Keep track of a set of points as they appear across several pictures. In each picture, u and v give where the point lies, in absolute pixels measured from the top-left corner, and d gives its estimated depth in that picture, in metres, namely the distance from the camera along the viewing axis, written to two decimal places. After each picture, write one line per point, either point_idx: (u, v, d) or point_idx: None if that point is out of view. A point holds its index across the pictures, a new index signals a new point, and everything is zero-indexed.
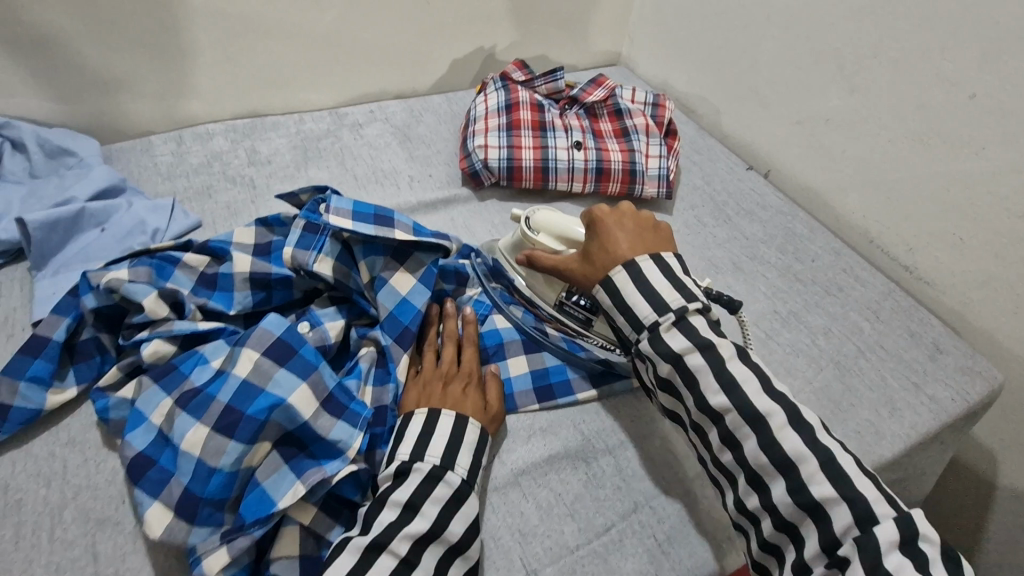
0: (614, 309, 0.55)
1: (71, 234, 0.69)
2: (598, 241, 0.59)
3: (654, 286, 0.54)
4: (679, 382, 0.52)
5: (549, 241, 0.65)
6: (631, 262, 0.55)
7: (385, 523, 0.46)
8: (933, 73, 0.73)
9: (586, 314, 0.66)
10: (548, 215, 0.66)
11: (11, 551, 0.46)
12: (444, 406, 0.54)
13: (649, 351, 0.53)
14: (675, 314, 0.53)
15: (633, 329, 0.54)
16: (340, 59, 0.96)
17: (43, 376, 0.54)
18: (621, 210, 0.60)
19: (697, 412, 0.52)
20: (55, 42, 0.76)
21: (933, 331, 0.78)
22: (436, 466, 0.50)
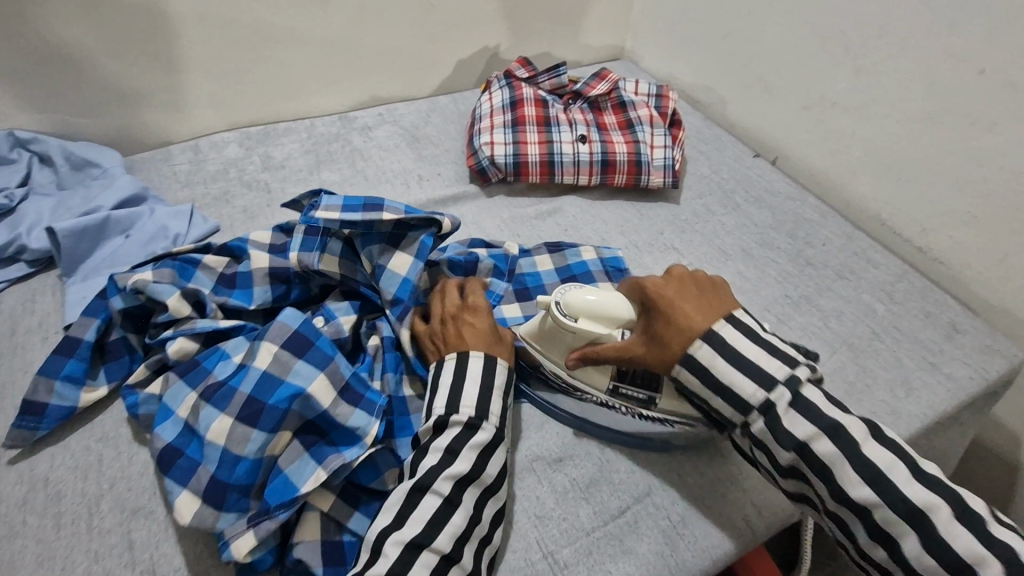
0: (707, 390, 0.50)
1: (98, 241, 0.72)
2: (662, 314, 0.52)
3: (748, 355, 0.49)
4: (808, 471, 0.47)
5: (592, 325, 0.55)
6: (711, 331, 0.50)
7: (427, 468, 0.49)
8: (940, 50, 0.73)
9: (647, 394, 0.58)
10: (579, 293, 0.55)
11: (53, 538, 0.50)
12: (467, 347, 0.56)
13: (770, 439, 0.48)
14: (786, 388, 0.48)
15: (739, 412, 0.49)
16: (349, 64, 0.98)
17: (78, 375, 0.57)
18: (674, 275, 0.55)
19: (835, 504, 0.46)
20: (78, 58, 0.79)
21: (949, 311, 0.77)
22: (472, 414, 0.52)
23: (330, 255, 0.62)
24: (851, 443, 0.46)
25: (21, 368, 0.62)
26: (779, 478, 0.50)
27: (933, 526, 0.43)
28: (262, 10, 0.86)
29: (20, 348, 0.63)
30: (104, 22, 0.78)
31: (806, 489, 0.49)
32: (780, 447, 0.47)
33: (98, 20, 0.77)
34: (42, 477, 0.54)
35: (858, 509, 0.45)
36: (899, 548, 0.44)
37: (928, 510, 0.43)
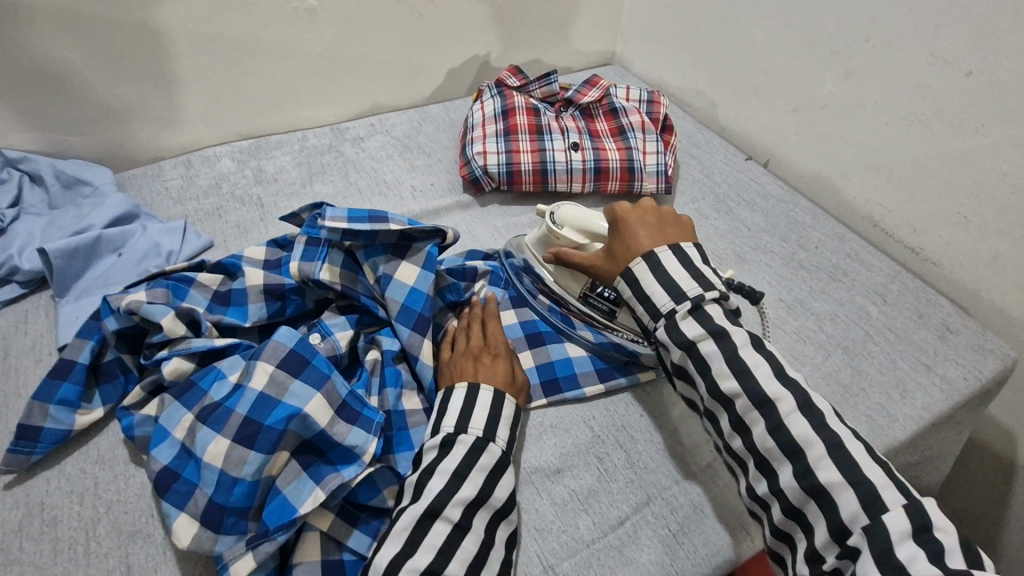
0: (635, 300, 0.57)
1: (90, 260, 0.72)
2: (619, 234, 0.61)
3: (673, 276, 0.55)
4: (691, 367, 0.54)
5: (572, 235, 0.67)
6: (651, 254, 0.57)
7: (434, 491, 0.50)
8: (928, 53, 0.73)
9: (610, 306, 0.67)
10: (572, 210, 0.69)
11: (51, 564, 0.50)
12: (478, 380, 0.57)
13: (667, 338, 0.55)
14: (691, 302, 0.54)
15: (651, 317, 0.56)
16: (340, 75, 0.98)
17: (72, 399, 0.57)
18: (641, 205, 0.62)
19: (709, 397, 0.54)
20: (66, 76, 0.79)
21: (942, 311, 0.78)
22: (479, 438, 0.53)
23: (332, 266, 0.63)
24: (729, 347, 0.52)
25: (14, 392, 0.61)
26: (675, 380, 0.57)
27: (777, 416, 0.50)
28: (251, 23, 0.86)
29: (13, 371, 0.63)
30: (90, 39, 0.77)
31: (692, 392, 0.56)
32: (672, 344, 0.54)
33: (85, 38, 0.77)
34: (38, 502, 0.53)
35: (724, 400, 0.52)
36: (752, 437, 0.51)
37: (776, 402, 0.50)
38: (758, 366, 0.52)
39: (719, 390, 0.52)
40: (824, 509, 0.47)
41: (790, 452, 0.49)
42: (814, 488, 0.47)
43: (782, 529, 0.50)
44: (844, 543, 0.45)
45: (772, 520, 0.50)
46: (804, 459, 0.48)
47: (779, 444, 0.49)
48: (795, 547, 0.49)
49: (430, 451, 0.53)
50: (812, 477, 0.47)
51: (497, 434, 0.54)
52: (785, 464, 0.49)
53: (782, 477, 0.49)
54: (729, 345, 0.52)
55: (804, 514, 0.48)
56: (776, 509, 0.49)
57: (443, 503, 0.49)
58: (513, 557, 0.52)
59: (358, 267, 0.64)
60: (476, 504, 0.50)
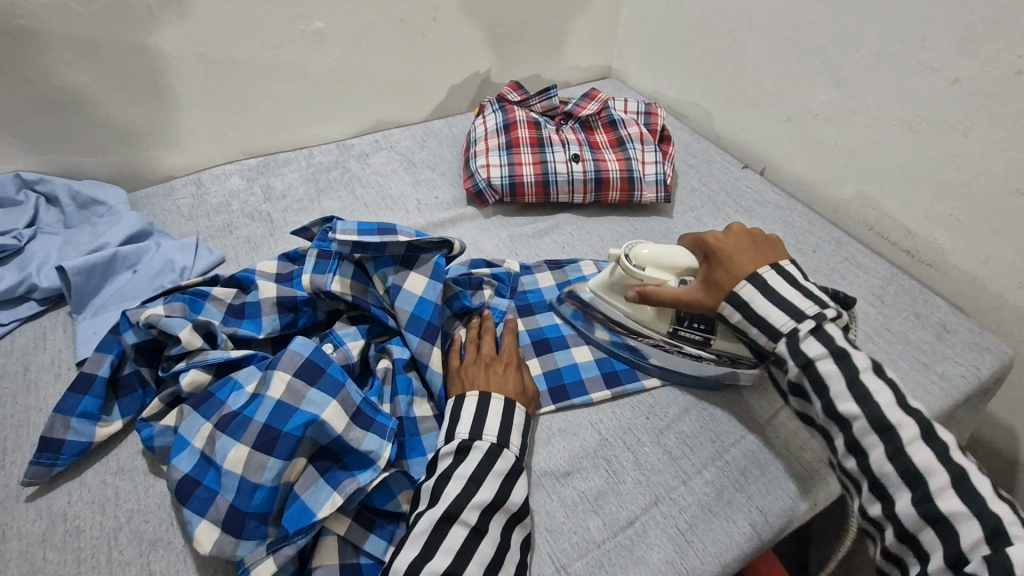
0: (745, 322, 0.58)
1: (106, 277, 0.74)
2: (720, 263, 0.60)
3: (786, 297, 0.56)
4: (809, 386, 0.55)
5: (658, 275, 0.63)
6: (756, 274, 0.58)
7: (452, 496, 0.51)
8: (915, 62, 0.76)
9: (703, 334, 0.66)
10: (651, 249, 0.63)
11: (75, 573, 0.51)
12: (490, 388, 0.58)
13: (786, 356, 0.56)
14: (812, 321, 0.55)
15: (769, 340, 0.57)
16: (345, 94, 1.01)
17: (93, 411, 0.58)
18: (732, 231, 0.62)
19: (825, 417, 0.55)
20: (81, 100, 0.81)
21: (939, 311, 0.80)
22: (494, 444, 0.55)
23: (343, 278, 0.64)
24: (851, 369, 0.54)
25: (35, 407, 0.63)
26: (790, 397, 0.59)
27: (898, 442, 0.51)
28: (260, 45, 0.88)
29: (34, 386, 0.65)
30: (106, 64, 0.80)
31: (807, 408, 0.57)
32: (791, 364, 0.56)
33: (101, 63, 0.80)
34: (60, 512, 0.54)
35: (841, 421, 0.54)
36: (869, 460, 0.53)
37: (898, 428, 0.52)
38: (879, 392, 0.53)
39: (837, 411, 0.54)
40: (942, 536, 0.48)
41: (910, 479, 0.50)
42: (933, 516, 0.49)
43: (895, 552, 0.52)
44: (960, 570, 0.47)
45: (884, 540, 0.52)
46: (927, 486, 0.49)
47: (898, 470, 0.51)
48: (907, 571, 0.51)
49: (446, 457, 0.54)
50: (932, 504, 0.49)
51: (511, 441, 0.56)
52: (903, 491, 0.50)
53: (898, 503, 0.51)
54: (849, 367, 0.54)
55: (919, 541, 0.49)
56: (890, 532, 0.51)
57: (460, 507, 0.50)
58: (527, 559, 0.53)
59: (368, 277, 0.65)
60: (493, 507, 0.51)
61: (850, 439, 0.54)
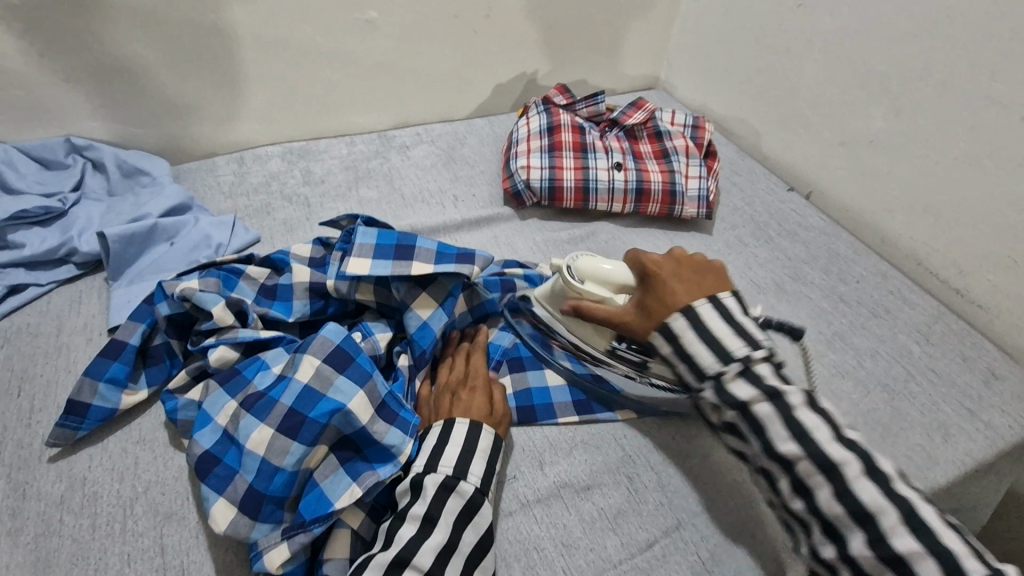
0: (673, 356, 0.54)
1: (144, 247, 0.74)
2: (655, 289, 0.56)
3: (715, 332, 0.52)
4: (745, 427, 0.51)
5: (596, 290, 0.60)
6: (690, 306, 0.53)
7: (405, 539, 0.47)
8: (984, 95, 0.73)
9: (640, 356, 0.62)
10: (589, 261, 0.61)
11: (89, 538, 0.51)
12: (452, 414, 0.55)
13: (716, 400, 0.52)
14: (739, 362, 0.51)
15: (695, 377, 0.53)
16: (392, 85, 1.01)
17: (120, 378, 0.59)
18: (674, 256, 0.58)
19: (768, 459, 0.51)
20: (137, 72, 0.83)
21: (987, 356, 0.76)
22: (448, 476, 0.50)
23: (365, 284, 0.63)
24: (787, 408, 0.49)
25: (64, 368, 0.63)
26: (723, 434, 0.54)
27: (843, 481, 0.47)
28: (312, 30, 0.89)
29: (65, 348, 0.65)
30: (164, 39, 0.81)
31: (746, 449, 0.53)
32: (721, 405, 0.51)
33: (159, 38, 0.81)
34: (80, 476, 0.55)
35: (783, 462, 0.50)
36: (843, 503, 0.48)
37: (841, 465, 0.48)
38: (818, 428, 0.49)
39: (777, 452, 0.50)
40: None
41: (860, 519, 0.46)
42: (890, 558, 0.45)
43: None
44: None
45: None
46: (878, 524, 0.46)
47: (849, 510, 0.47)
48: None
49: (403, 496, 0.50)
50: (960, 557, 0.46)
51: (470, 471, 0.51)
52: (856, 530, 0.47)
53: None
54: (785, 406, 0.50)
55: None
56: None
57: (413, 550, 0.46)
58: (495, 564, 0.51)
59: (388, 284, 0.63)
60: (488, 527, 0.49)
61: (795, 479, 0.50)
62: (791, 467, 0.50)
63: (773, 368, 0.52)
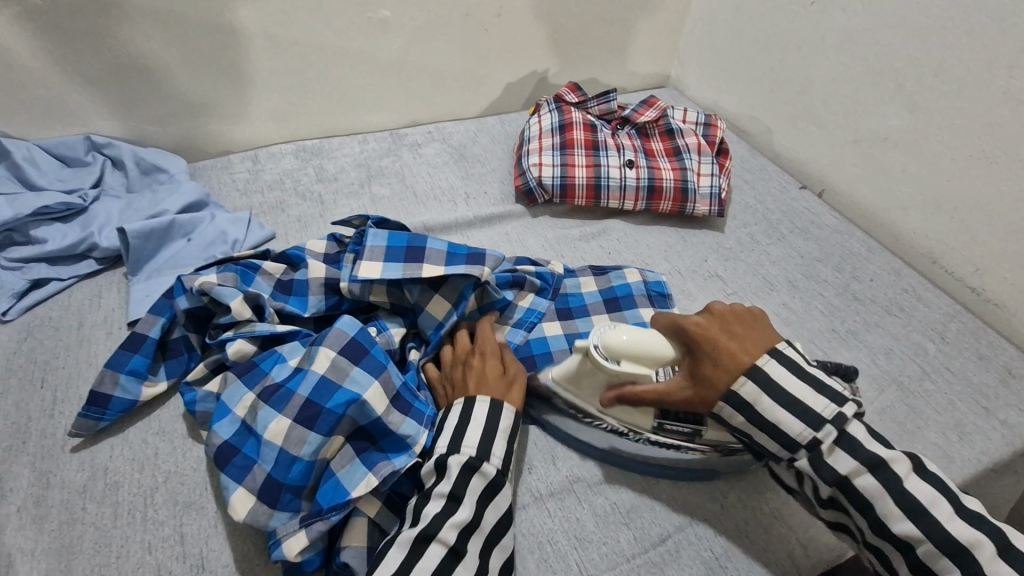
0: (752, 426, 0.51)
1: (162, 242, 0.75)
2: (710, 355, 0.51)
3: (794, 394, 0.49)
4: (847, 502, 0.49)
5: (634, 368, 0.54)
6: (756, 368, 0.50)
7: (430, 514, 0.48)
8: (1000, 90, 0.72)
9: (692, 426, 0.57)
10: (616, 335, 0.54)
11: (110, 526, 0.52)
12: (467, 387, 0.56)
13: (814, 475, 0.49)
14: (832, 427, 0.48)
15: (786, 449, 0.50)
16: (405, 84, 1.02)
17: (140, 370, 0.60)
18: (714, 314, 0.54)
19: (874, 535, 0.48)
20: (155, 71, 0.84)
21: (1004, 355, 0.76)
22: (472, 457, 0.51)
23: (378, 287, 0.64)
24: (892, 477, 0.47)
25: (86, 361, 0.65)
26: (820, 507, 0.52)
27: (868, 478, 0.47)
28: (326, 29, 0.90)
29: (86, 342, 0.66)
30: (181, 39, 0.82)
31: (845, 518, 0.51)
32: (821, 481, 0.49)
33: (177, 37, 0.82)
34: (102, 466, 0.56)
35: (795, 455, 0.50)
36: None
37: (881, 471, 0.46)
38: (898, 461, 0.48)
39: (887, 529, 0.47)
40: None
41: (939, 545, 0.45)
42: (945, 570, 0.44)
43: None
44: None
45: None
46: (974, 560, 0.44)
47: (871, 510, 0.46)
48: None
49: (428, 476, 0.51)
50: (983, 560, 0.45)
51: (491, 452, 0.52)
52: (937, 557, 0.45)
53: None
54: (891, 476, 0.47)
55: None
56: None
57: (437, 526, 0.47)
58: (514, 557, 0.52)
59: (400, 286, 0.64)
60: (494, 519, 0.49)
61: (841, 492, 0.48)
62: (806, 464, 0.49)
63: (865, 430, 0.49)
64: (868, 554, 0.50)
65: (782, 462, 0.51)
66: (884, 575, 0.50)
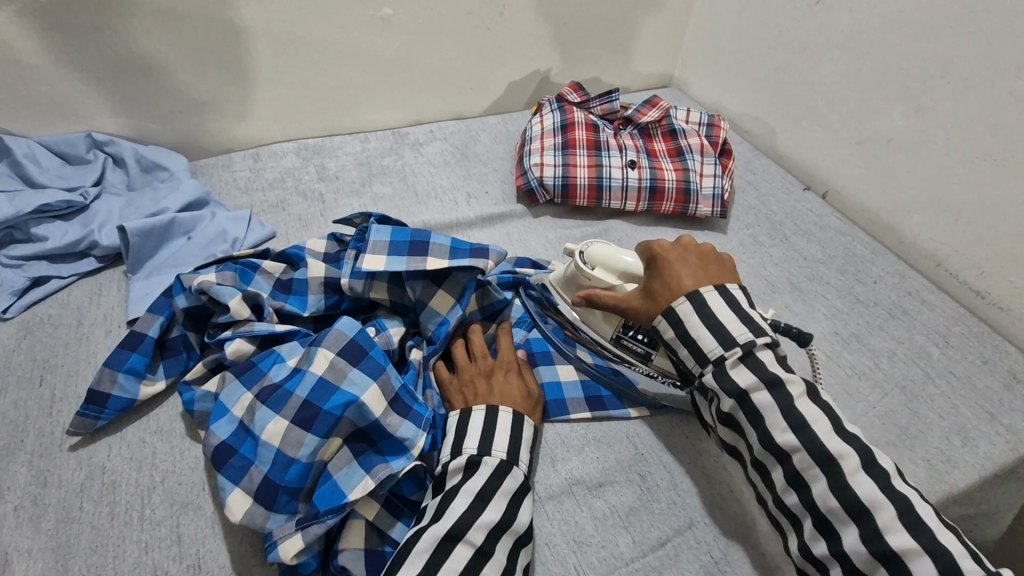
0: (678, 341, 0.54)
1: (162, 241, 0.75)
2: (661, 275, 0.57)
3: (722, 320, 0.52)
4: (742, 418, 0.50)
5: (605, 277, 0.63)
6: (696, 292, 0.53)
7: (457, 512, 0.48)
8: (1007, 92, 0.71)
9: (645, 348, 0.63)
10: (602, 248, 0.64)
11: (108, 526, 0.52)
12: (492, 399, 0.56)
13: (716, 387, 0.51)
14: (741, 349, 0.50)
15: (697, 363, 0.53)
16: (407, 83, 1.02)
17: (139, 369, 0.59)
18: (682, 243, 0.58)
19: (762, 450, 0.50)
20: (156, 68, 0.84)
21: (1009, 359, 0.75)
22: (504, 461, 0.52)
23: (379, 283, 0.63)
24: (785, 399, 0.49)
25: (85, 359, 0.65)
26: (720, 426, 0.53)
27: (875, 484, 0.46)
28: (327, 27, 0.89)
29: (85, 340, 0.66)
30: (182, 37, 0.82)
31: (740, 441, 0.53)
32: (721, 392, 0.51)
33: (178, 35, 0.82)
34: (100, 465, 0.56)
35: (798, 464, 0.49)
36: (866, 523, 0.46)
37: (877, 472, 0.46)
38: (848, 458, 0.47)
39: (773, 443, 0.49)
40: None
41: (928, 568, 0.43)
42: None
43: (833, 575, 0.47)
44: None
45: None
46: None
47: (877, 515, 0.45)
48: None
49: (454, 475, 0.51)
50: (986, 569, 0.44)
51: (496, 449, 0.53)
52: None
53: None
54: (784, 395, 0.49)
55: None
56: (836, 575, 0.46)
57: (460, 526, 0.47)
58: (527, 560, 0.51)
59: (402, 283, 0.64)
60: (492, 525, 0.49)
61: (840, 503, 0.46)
62: (808, 475, 0.48)
63: (775, 357, 0.52)
64: (754, 473, 0.52)
65: (696, 380, 0.54)
66: (761, 490, 0.52)
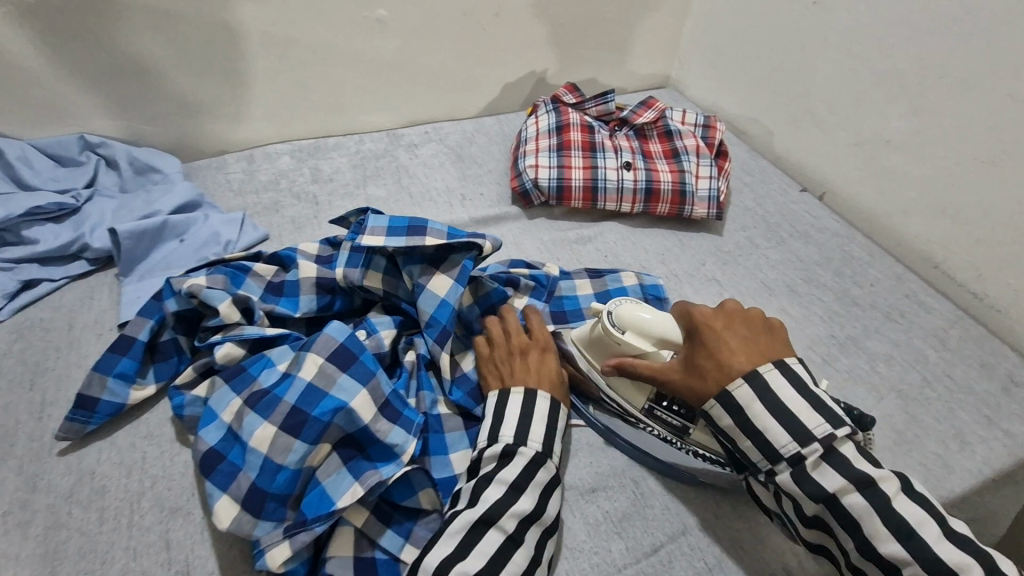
0: (741, 434, 0.49)
1: (155, 243, 0.75)
2: (706, 347, 0.51)
3: (790, 406, 0.47)
4: (833, 521, 0.46)
5: (637, 342, 0.55)
6: (755, 373, 0.49)
7: (490, 500, 0.48)
8: (1006, 93, 0.71)
9: (682, 420, 0.58)
10: (633, 308, 0.56)
11: (96, 531, 0.51)
12: (532, 381, 0.57)
13: (798, 492, 0.46)
14: (820, 444, 0.46)
15: (768, 459, 0.48)
16: (402, 84, 1.01)
17: (129, 373, 0.59)
18: (724, 309, 0.53)
19: (860, 558, 0.45)
20: (149, 69, 0.83)
21: (1006, 362, 0.74)
22: (538, 452, 0.52)
23: (375, 272, 0.63)
24: (881, 498, 0.45)
25: (75, 363, 0.64)
26: (799, 526, 0.48)
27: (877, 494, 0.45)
28: (322, 27, 0.89)
29: (76, 343, 0.66)
30: (176, 37, 0.82)
31: (830, 541, 0.48)
32: (803, 496, 0.46)
33: (172, 36, 0.81)
34: (89, 470, 0.55)
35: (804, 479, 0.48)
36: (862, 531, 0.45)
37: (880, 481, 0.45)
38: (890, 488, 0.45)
39: (875, 551, 0.44)
40: None
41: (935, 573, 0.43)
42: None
43: None
44: None
45: None
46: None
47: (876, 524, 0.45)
48: None
49: (489, 462, 0.51)
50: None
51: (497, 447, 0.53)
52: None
53: None
54: (880, 497, 0.45)
55: None
56: None
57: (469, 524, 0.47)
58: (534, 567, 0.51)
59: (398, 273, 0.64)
60: None
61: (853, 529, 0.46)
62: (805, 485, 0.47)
63: (856, 450, 0.47)
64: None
65: (762, 473, 0.49)
66: None
